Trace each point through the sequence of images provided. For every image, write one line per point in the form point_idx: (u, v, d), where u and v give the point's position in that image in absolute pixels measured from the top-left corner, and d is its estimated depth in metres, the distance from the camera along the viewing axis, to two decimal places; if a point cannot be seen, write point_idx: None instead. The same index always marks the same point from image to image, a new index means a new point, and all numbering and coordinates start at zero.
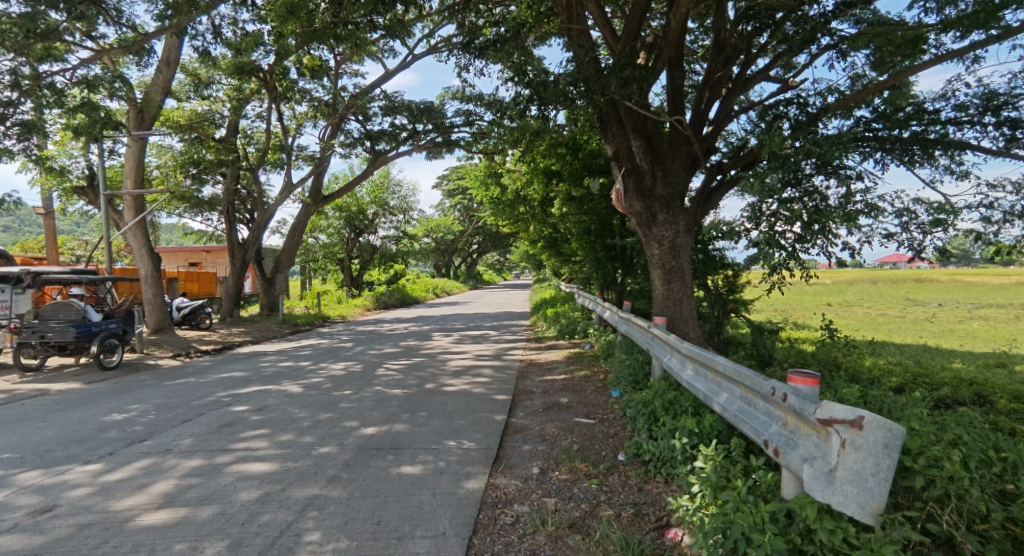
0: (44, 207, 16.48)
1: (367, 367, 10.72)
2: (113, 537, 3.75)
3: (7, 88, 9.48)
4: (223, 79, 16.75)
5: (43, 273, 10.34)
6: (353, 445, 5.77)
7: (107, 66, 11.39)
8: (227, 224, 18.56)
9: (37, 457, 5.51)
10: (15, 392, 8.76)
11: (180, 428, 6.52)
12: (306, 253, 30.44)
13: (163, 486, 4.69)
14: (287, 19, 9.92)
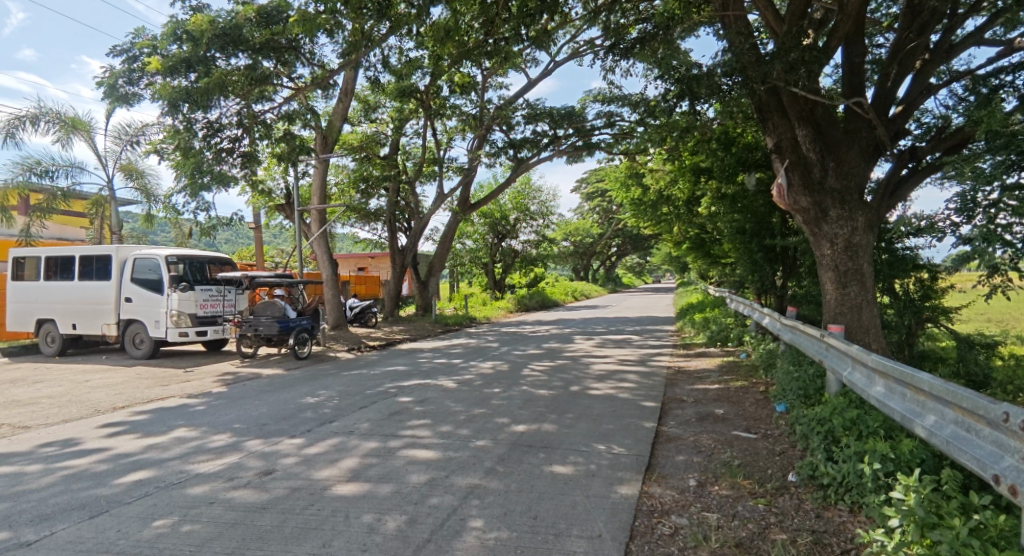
0: (254, 223, 19.48)
1: (514, 367, 11.07)
2: (317, 502, 4.29)
3: (234, 126, 11.32)
4: (387, 103, 18.46)
5: (256, 277, 12.12)
6: (506, 441, 5.97)
7: (301, 101, 13.14)
8: (389, 233, 20.38)
9: (256, 429, 6.50)
10: (239, 375, 10.46)
11: (359, 413, 7.27)
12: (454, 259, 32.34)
13: (349, 462, 5.26)
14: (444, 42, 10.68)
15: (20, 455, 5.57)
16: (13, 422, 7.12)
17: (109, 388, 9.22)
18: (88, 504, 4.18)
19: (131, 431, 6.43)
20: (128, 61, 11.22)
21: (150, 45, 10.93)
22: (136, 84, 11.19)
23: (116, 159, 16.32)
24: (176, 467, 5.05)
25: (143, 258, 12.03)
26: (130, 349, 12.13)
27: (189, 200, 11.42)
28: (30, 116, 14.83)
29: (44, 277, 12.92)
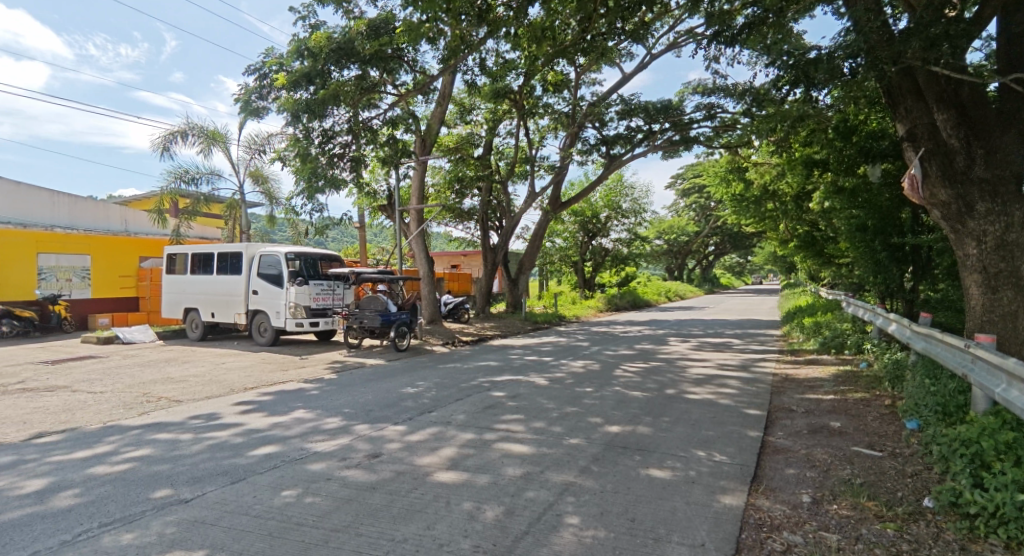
0: (359, 222, 20.66)
1: (606, 367, 10.90)
2: (419, 487, 4.47)
3: (345, 133, 12.07)
4: (481, 104, 18.84)
5: (362, 273, 12.88)
6: (601, 441, 5.89)
7: (403, 106, 13.72)
8: (482, 231, 20.79)
9: (363, 414, 6.90)
10: (346, 363, 11.16)
11: (455, 405, 7.50)
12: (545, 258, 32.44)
13: (448, 451, 5.43)
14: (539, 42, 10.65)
15: (172, 425, 6.31)
16: (166, 396, 8.09)
17: (239, 370, 10.20)
18: (228, 472, 4.65)
19: (258, 410, 7.07)
20: (259, 79, 12.30)
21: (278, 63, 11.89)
22: (265, 99, 12.25)
23: (246, 166, 17.99)
24: (297, 445, 5.48)
25: (267, 254, 13.14)
26: (256, 337, 13.36)
27: (307, 202, 12.37)
28: (178, 130, 16.71)
29: (187, 270, 14.52)
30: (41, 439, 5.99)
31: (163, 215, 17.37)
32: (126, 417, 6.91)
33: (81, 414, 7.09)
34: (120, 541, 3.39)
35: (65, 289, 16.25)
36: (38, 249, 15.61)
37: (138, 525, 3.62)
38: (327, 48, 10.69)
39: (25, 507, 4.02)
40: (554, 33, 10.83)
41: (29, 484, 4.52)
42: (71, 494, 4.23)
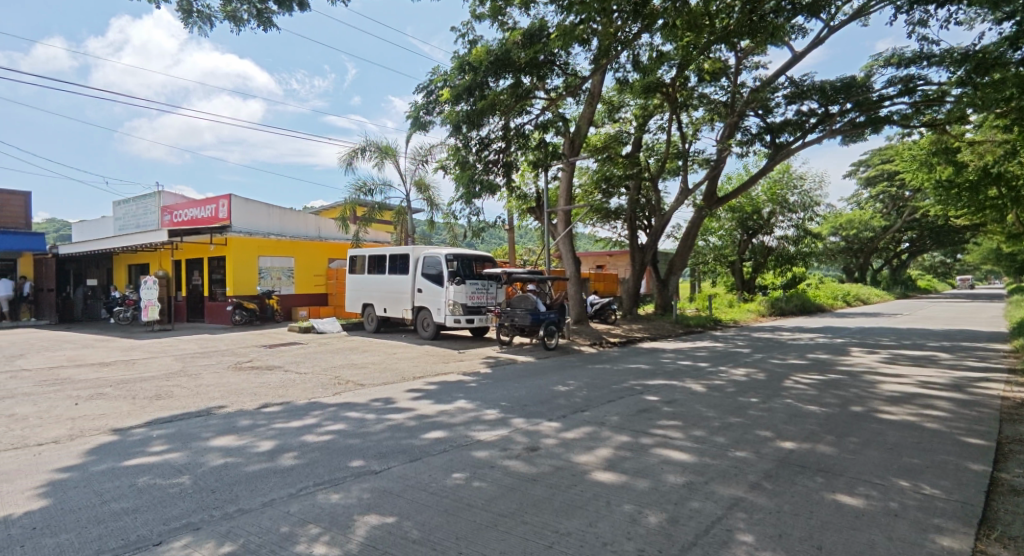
0: (508, 225, 21.26)
1: (773, 376, 9.96)
2: (578, 484, 4.46)
3: (500, 140, 12.49)
4: (631, 101, 18.31)
5: (513, 273, 13.25)
6: (773, 456, 5.38)
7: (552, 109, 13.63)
8: (630, 231, 20.24)
9: (519, 408, 7.09)
10: (499, 359, 11.57)
11: (608, 406, 7.38)
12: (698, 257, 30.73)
13: (605, 452, 5.36)
14: (694, 31, 10.00)
15: (358, 405, 7.06)
16: (352, 379, 9.09)
17: (408, 360, 11.12)
18: (407, 451, 5.07)
19: (426, 397, 7.63)
20: (426, 96, 12.95)
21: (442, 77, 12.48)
22: (431, 114, 12.93)
23: (411, 176, 19.40)
24: (463, 433, 5.80)
25: (430, 255, 14.12)
26: (420, 331, 14.46)
27: (465, 207, 12.99)
28: (358, 146, 18.65)
29: (365, 270, 16.18)
30: (264, 408, 7.09)
31: (346, 222, 19.55)
32: (322, 395, 7.89)
33: (288, 391, 8.25)
34: (329, 500, 3.88)
35: (278, 285, 19.18)
36: (259, 252, 18.58)
37: (342, 488, 4.11)
38: (487, 61, 11.03)
39: (258, 463, 4.78)
40: (713, 17, 10.10)
41: (259, 444, 5.37)
42: (289, 456, 4.95)
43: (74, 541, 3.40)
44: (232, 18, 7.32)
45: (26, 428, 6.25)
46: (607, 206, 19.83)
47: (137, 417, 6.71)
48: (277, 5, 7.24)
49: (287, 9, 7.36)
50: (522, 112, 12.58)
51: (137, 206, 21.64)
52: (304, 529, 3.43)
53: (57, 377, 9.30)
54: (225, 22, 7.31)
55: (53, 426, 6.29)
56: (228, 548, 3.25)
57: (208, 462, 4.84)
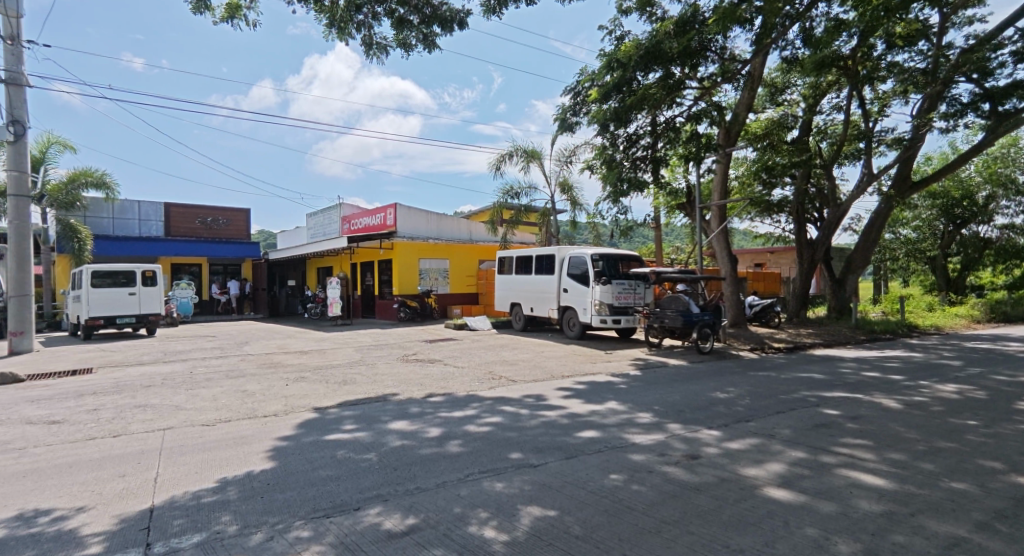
0: (655, 224, 20.35)
1: (993, 396, 8.33)
2: (751, 499, 4.12)
3: (648, 136, 12.08)
4: (799, 80, 16.62)
5: (661, 272, 12.61)
6: (1001, 493, 4.48)
7: (705, 99, 12.75)
8: (797, 225, 18.44)
9: (676, 414, 6.79)
10: (650, 362, 11.20)
11: (778, 418, 6.76)
12: (886, 252, 26.86)
13: (778, 467, 4.90)
14: None
15: (512, 400, 7.28)
16: (506, 375, 9.40)
17: (557, 359, 11.23)
18: (564, 448, 5.09)
19: (577, 397, 7.62)
20: (574, 97, 12.65)
21: (587, 75, 12.31)
22: (579, 114, 12.61)
23: (555, 177, 19.12)
24: (618, 434, 5.68)
25: (576, 255, 14.09)
26: (567, 330, 14.51)
27: (611, 207, 12.62)
28: (506, 152, 19.24)
29: (513, 271, 16.62)
30: (430, 398, 7.62)
31: (495, 225, 20.21)
32: (479, 389, 8.29)
33: (449, 383, 8.77)
34: (494, 487, 4.03)
35: (436, 285, 20.54)
36: (420, 254, 20.05)
37: (505, 477, 4.25)
38: (635, 56, 10.61)
39: (429, 447, 5.14)
40: None
41: (429, 430, 5.78)
42: (455, 443, 5.25)
43: (290, 500, 3.96)
44: (403, 45, 7.97)
45: (250, 402, 7.44)
46: (770, 198, 18.21)
47: (329, 398, 7.63)
48: (440, 27, 7.74)
49: (450, 31, 7.83)
50: (672, 104, 11.95)
51: (324, 217, 24.66)
52: (474, 512, 3.61)
53: (268, 362, 10.93)
54: (398, 50, 7.98)
55: (269, 402, 7.39)
56: (412, 520, 3.54)
57: (388, 443, 5.33)
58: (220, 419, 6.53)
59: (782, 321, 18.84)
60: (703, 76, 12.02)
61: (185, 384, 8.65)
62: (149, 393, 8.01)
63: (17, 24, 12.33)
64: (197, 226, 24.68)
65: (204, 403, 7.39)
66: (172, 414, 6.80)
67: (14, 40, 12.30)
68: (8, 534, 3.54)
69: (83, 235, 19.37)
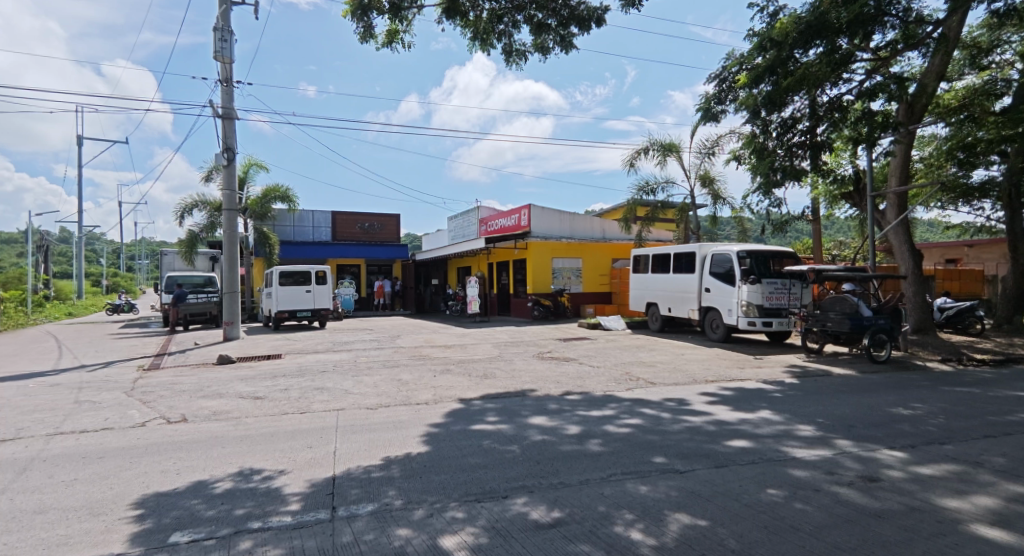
0: (815, 216, 18.55)
1: None
2: (949, 534, 3.57)
3: (806, 119, 10.53)
4: (1013, 36, 14.01)
5: (823, 269, 11.35)
6: None
7: (881, 72, 10.87)
8: (1009, 213, 15.67)
9: (846, 429, 6.12)
10: (810, 369, 10.22)
11: (982, 444, 5.78)
12: None
13: (985, 501, 4.18)
14: None
15: (653, 403, 7.09)
16: (644, 377, 9.17)
17: (699, 362, 10.72)
18: (712, 456, 4.84)
19: (725, 403, 7.20)
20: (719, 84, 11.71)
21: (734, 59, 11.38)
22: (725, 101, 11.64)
23: (695, 170, 18.15)
24: (773, 446, 5.26)
25: (719, 253, 13.32)
26: (708, 332, 13.78)
27: (760, 199, 11.37)
28: (641, 147, 18.63)
29: (648, 270, 16.14)
30: (567, 396, 7.69)
31: (628, 223, 19.71)
32: (617, 389, 8.20)
33: (586, 382, 8.77)
34: (639, 489, 3.97)
35: (569, 284, 20.61)
36: (553, 254, 20.27)
37: (649, 481, 4.16)
38: (793, 32, 9.61)
39: (569, 444, 5.20)
40: None
41: (569, 427, 5.84)
42: (597, 442, 5.25)
43: (446, 482, 4.24)
44: (541, 49, 8.11)
45: (405, 390, 8.08)
46: (968, 182, 15.65)
47: (473, 391, 8.03)
48: (578, 27, 7.75)
49: (587, 30, 7.81)
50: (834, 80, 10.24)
51: (463, 220, 25.89)
52: (619, 513, 3.58)
53: (418, 354, 11.79)
54: (536, 54, 8.15)
55: (421, 391, 7.97)
56: (558, 514, 3.61)
57: (530, 437, 5.47)
58: (381, 404, 7.18)
59: (987, 327, 16.14)
60: (879, 46, 10.51)
61: (350, 371, 9.65)
62: (324, 378, 9.05)
63: (229, 67, 14.57)
64: (357, 231, 27.32)
65: (368, 389, 8.18)
66: (343, 397, 7.64)
67: (228, 81, 14.55)
68: (232, 486, 4.23)
69: (272, 241, 22.79)
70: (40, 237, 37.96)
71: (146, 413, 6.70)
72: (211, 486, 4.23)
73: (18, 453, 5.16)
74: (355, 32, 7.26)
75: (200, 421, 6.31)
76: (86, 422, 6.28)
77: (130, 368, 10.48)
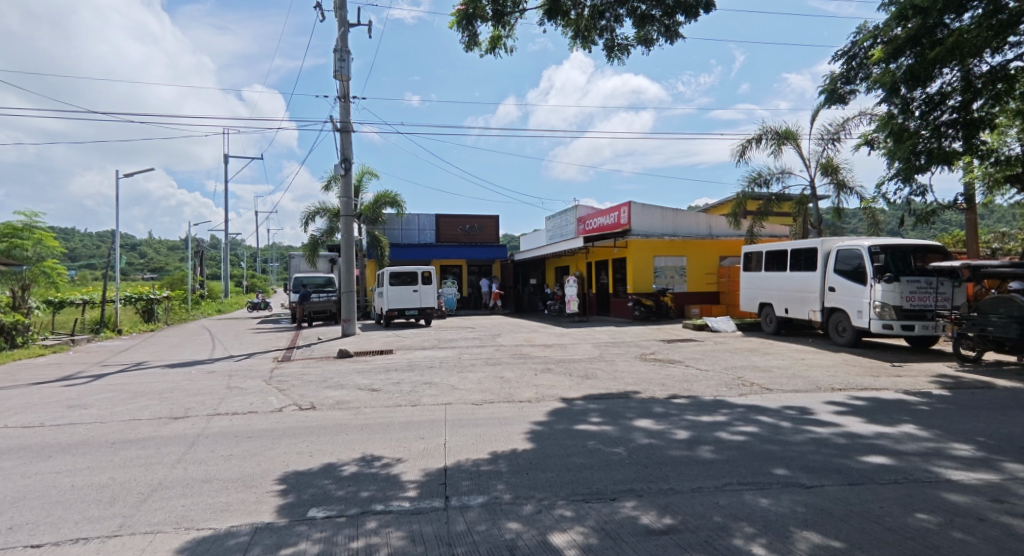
0: (967, 205, 16.40)
1: None
2: None
3: (959, 93, 8.31)
4: None
5: (981, 265, 10.06)
6: None
7: None
8: None
9: (1014, 451, 5.33)
10: (962, 380, 9.05)
11: None
12: None
13: None
14: None
15: (771, 410, 6.66)
16: (758, 382, 8.64)
17: (822, 369, 9.90)
18: (841, 471, 4.46)
19: (857, 414, 6.58)
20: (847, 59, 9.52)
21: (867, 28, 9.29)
22: (855, 82, 9.40)
23: (817, 159, 16.83)
24: (917, 464, 4.73)
25: (846, 248, 12.27)
26: (833, 335, 12.70)
27: (899, 192, 9.09)
28: (754, 136, 17.58)
29: (762, 268, 15.19)
30: (674, 399, 7.44)
31: (738, 218, 18.64)
32: (729, 394, 7.80)
33: (693, 385, 8.43)
34: (759, 502, 3.75)
35: (672, 283, 19.92)
36: (655, 253, 19.69)
37: (770, 494, 3.92)
38: None
39: (678, 449, 5.03)
40: None
41: (677, 432, 5.65)
42: (709, 449, 5.03)
43: (553, 480, 4.28)
44: (644, 41, 7.92)
45: (508, 387, 8.24)
46: None
47: (575, 391, 8.01)
48: (685, 15, 7.40)
49: (694, 18, 7.46)
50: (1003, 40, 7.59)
51: (562, 219, 25.87)
52: (737, 524, 3.42)
53: (519, 353, 11.98)
54: (639, 47, 7.97)
55: (524, 389, 8.09)
56: (670, 520, 3.51)
57: (636, 439, 5.36)
58: (485, 400, 7.38)
59: None
60: None
61: (456, 368, 10.01)
62: (431, 373, 9.46)
63: (346, 84, 15.67)
64: (459, 233, 28.31)
65: (473, 385, 8.43)
66: (450, 392, 7.95)
67: (345, 97, 15.64)
68: (356, 470, 4.55)
69: (383, 244, 24.26)
70: (197, 242, 43.29)
71: (282, 400, 7.40)
72: (340, 468, 4.58)
73: (186, 429, 5.92)
74: (461, 42, 7.51)
75: (326, 409, 6.86)
76: (236, 405, 7.06)
77: (267, 359, 11.64)
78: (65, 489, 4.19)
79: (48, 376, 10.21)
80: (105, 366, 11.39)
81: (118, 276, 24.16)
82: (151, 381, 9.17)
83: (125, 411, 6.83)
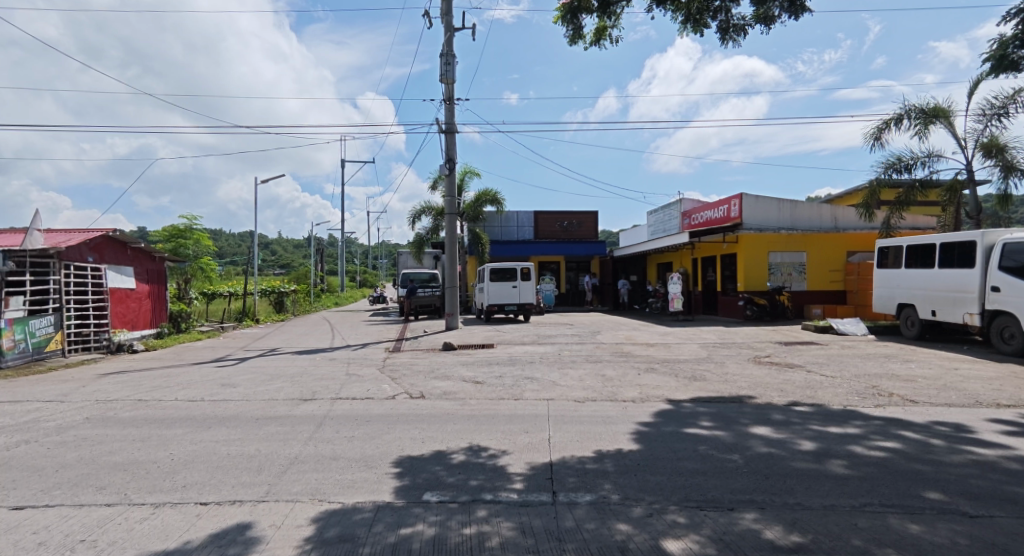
0: None
1: None
2: None
3: None
4: None
5: None
6: None
7: None
8: None
9: None
10: None
11: None
12: None
13: None
14: None
15: (915, 425, 5.94)
16: (898, 393, 7.75)
17: (979, 381, 8.67)
18: (1015, 501, 3.85)
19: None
20: None
21: None
22: None
23: (977, 137, 14.75)
24: None
25: (1016, 241, 10.68)
26: (996, 343, 11.10)
27: None
28: (893, 117, 15.79)
29: (901, 264, 13.65)
30: (795, 406, 6.88)
31: (871, 209, 16.85)
32: (862, 404, 7.07)
33: (818, 393, 7.75)
34: (907, 528, 3.36)
35: (789, 281, 18.51)
36: (770, 248, 18.38)
37: (922, 520, 3.49)
38: None
39: (804, 461, 4.63)
40: None
41: (802, 442, 5.21)
42: (841, 463, 4.58)
43: (663, 484, 4.11)
44: (764, 19, 7.33)
45: (611, 385, 8.08)
46: None
47: (683, 392, 7.68)
48: None
49: None
50: None
51: (664, 214, 24.97)
52: (880, 550, 3.09)
53: (620, 351, 11.74)
54: (758, 26, 7.41)
55: (627, 388, 7.89)
56: (800, 538, 3.24)
57: (754, 447, 5.02)
58: (588, 398, 7.27)
59: None
60: None
61: (557, 364, 9.98)
62: (532, 368, 9.52)
63: (451, 87, 16.16)
64: (558, 229, 28.28)
65: (574, 382, 8.36)
66: (552, 387, 7.94)
67: (450, 99, 16.13)
68: (466, 458, 4.67)
69: (484, 241, 24.84)
70: (317, 242, 46.99)
71: (394, 388, 7.79)
72: (450, 456, 4.71)
73: (314, 410, 6.40)
74: (565, 36, 7.43)
75: (434, 399, 7.12)
76: (354, 390, 7.54)
77: (379, 349, 12.36)
78: (222, 455, 4.68)
79: (202, 357, 11.61)
80: (247, 350, 12.75)
81: (256, 271, 26.79)
82: (281, 365, 10.08)
83: (264, 391, 7.57)
